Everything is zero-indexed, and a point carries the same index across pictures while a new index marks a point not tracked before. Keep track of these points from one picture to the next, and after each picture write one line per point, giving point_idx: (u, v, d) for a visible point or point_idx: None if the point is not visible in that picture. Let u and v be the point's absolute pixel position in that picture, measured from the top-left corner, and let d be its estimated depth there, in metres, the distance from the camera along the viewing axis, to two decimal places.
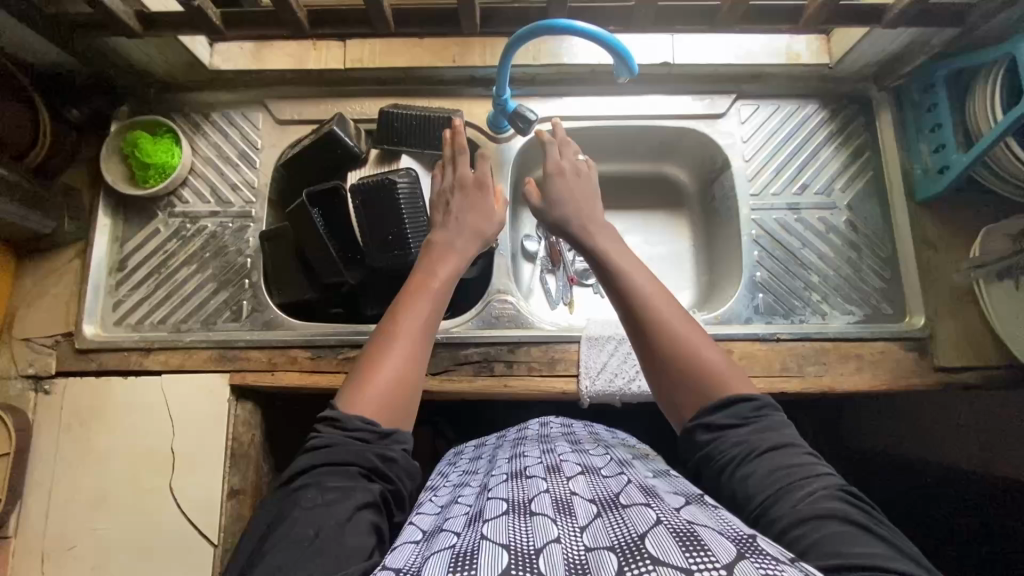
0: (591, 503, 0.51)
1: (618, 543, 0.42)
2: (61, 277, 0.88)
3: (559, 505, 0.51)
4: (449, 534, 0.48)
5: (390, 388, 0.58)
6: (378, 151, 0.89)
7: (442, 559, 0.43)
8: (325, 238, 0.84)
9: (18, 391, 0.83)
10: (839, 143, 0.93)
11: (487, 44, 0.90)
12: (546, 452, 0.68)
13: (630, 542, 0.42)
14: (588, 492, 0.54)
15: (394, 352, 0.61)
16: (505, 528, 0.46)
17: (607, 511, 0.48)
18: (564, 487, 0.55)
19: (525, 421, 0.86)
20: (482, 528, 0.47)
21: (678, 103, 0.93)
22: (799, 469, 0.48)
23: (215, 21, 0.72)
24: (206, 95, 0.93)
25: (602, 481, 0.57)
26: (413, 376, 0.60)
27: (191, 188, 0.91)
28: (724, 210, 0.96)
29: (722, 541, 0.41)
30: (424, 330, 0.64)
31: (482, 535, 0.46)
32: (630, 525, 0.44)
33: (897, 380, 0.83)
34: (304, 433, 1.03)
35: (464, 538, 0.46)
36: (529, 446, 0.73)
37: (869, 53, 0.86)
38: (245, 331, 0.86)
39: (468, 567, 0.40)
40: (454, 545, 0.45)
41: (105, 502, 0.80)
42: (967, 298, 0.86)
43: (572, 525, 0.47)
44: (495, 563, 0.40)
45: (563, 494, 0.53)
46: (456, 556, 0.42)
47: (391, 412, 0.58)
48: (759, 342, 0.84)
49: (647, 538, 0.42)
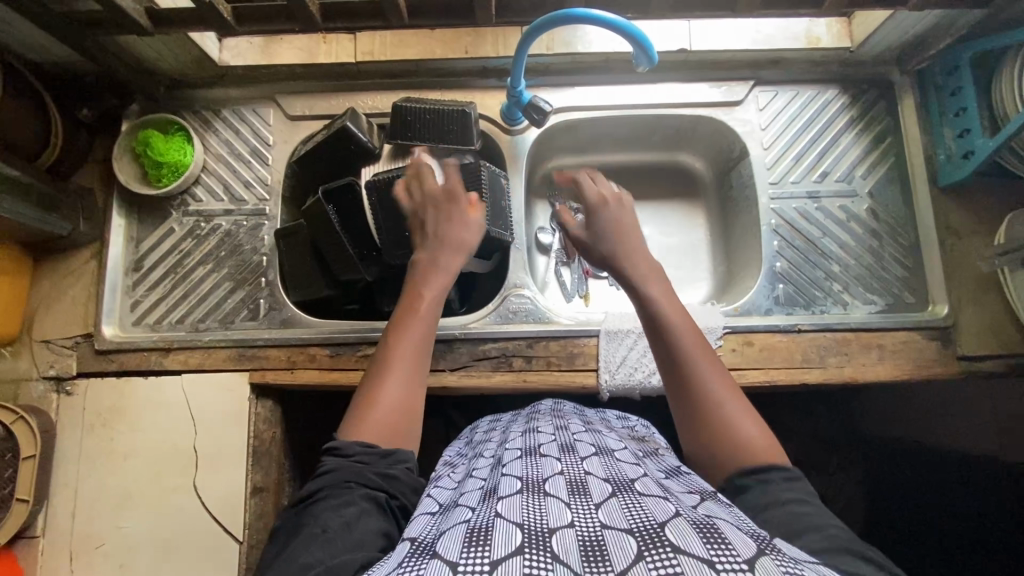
0: (606, 484, 0.51)
1: (636, 527, 0.42)
2: (78, 279, 0.88)
3: (574, 485, 0.51)
4: (466, 509, 0.50)
5: (392, 415, 0.58)
6: (392, 146, 0.87)
7: (456, 534, 0.43)
8: (341, 235, 0.84)
9: (41, 393, 0.83)
10: (861, 129, 0.91)
11: (500, 36, 0.89)
12: (560, 430, 0.68)
13: (650, 526, 0.42)
14: (602, 473, 0.54)
15: (390, 380, 0.60)
16: (519, 507, 0.46)
17: (622, 493, 0.49)
18: (579, 469, 0.55)
19: (535, 401, 0.81)
20: (496, 505, 0.47)
21: (696, 91, 0.91)
22: (813, 518, 0.48)
23: (226, 16, 0.70)
24: (216, 92, 0.92)
25: (616, 464, 0.57)
26: (411, 403, 0.60)
27: (204, 186, 0.91)
28: (743, 199, 0.95)
29: (740, 534, 0.41)
30: (420, 355, 0.63)
31: (496, 511, 0.46)
32: (648, 512, 0.44)
33: (918, 369, 0.82)
34: (322, 426, 1.04)
35: (479, 513, 0.47)
36: (542, 421, 0.73)
37: (891, 36, 0.84)
38: (263, 330, 0.86)
39: (483, 543, 0.40)
40: (469, 520, 0.46)
41: (132, 500, 0.81)
42: (991, 286, 0.84)
43: (586, 504, 0.47)
44: (509, 540, 0.41)
45: (577, 475, 0.53)
46: (470, 532, 0.43)
47: (390, 435, 0.57)
48: (780, 334, 0.84)
49: (667, 526, 0.41)
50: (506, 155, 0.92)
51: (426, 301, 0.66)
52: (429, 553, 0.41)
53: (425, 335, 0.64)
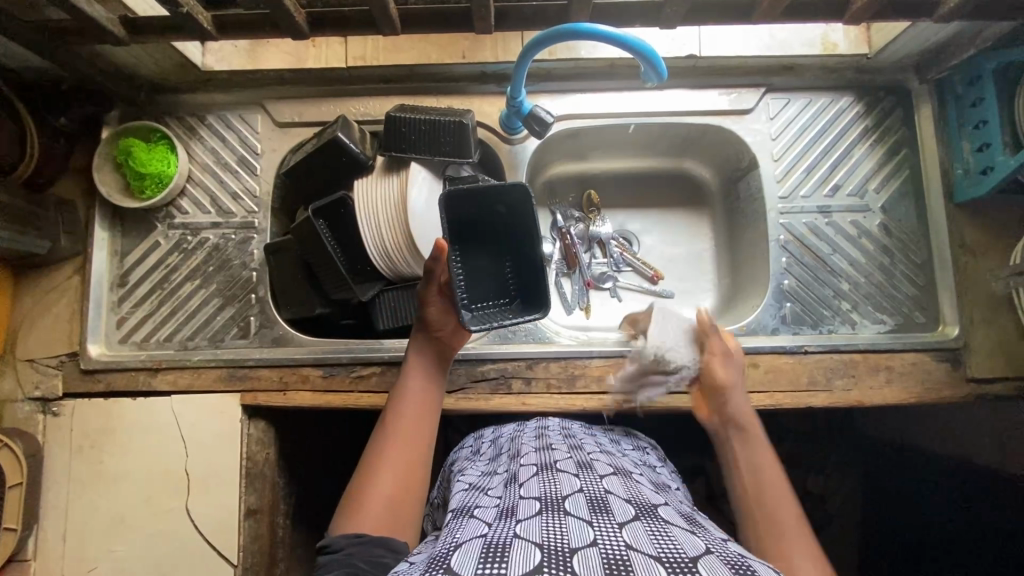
0: (629, 506, 0.49)
1: (665, 556, 0.40)
2: (61, 295, 0.85)
3: (595, 503, 0.49)
4: (480, 524, 0.47)
5: (383, 506, 0.58)
6: (385, 157, 0.81)
7: (472, 549, 0.41)
8: (333, 254, 0.81)
9: (27, 414, 0.81)
10: (874, 140, 0.87)
11: (499, 40, 0.85)
12: (575, 449, 0.65)
13: (681, 559, 0.39)
14: (623, 493, 0.52)
15: (382, 475, 0.61)
16: (538, 527, 0.44)
17: (647, 518, 0.47)
18: (598, 486, 0.53)
19: (546, 420, 0.76)
20: (515, 524, 0.45)
21: (704, 98, 0.87)
22: None
23: (207, 26, 0.66)
24: (200, 97, 0.88)
25: (636, 486, 0.55)
26: (403, 490, 0.60)
27: (189, 197, 0.87)
28: (751, 211, 0.92)
29: None
30: (417, 446, 0.64)
31: (514, 531, 0.44)
32: (677, 543, 0.42)
33: (928, 392, 0.80)
34: (318, 437, 1.02)
35: (496, 530, 0.45)
36: (555, 438, 0.69)
37: (910, 44, 0.80)
38: (254, 349, 0.84)
39: (500, 560, 0.38)
40: (485, 535, 0.44)
41: (122, 525, 0.79)
42: (1004, 306, 0.82)
43: (609, 523, 0.45)
44: (527, 558, 0.39)
45: (598, 493, 0.51)
46: (487, 549, 0.40)
47: (384, 523, 0.57)
48: (786, 355, 0.82)
49: (699, 562, 0.39)
50: (505, 165, 0.88)
51: (416, 390, 0.69)
52: (442, 566, 0.39)
53: (416, 416, 0.67)
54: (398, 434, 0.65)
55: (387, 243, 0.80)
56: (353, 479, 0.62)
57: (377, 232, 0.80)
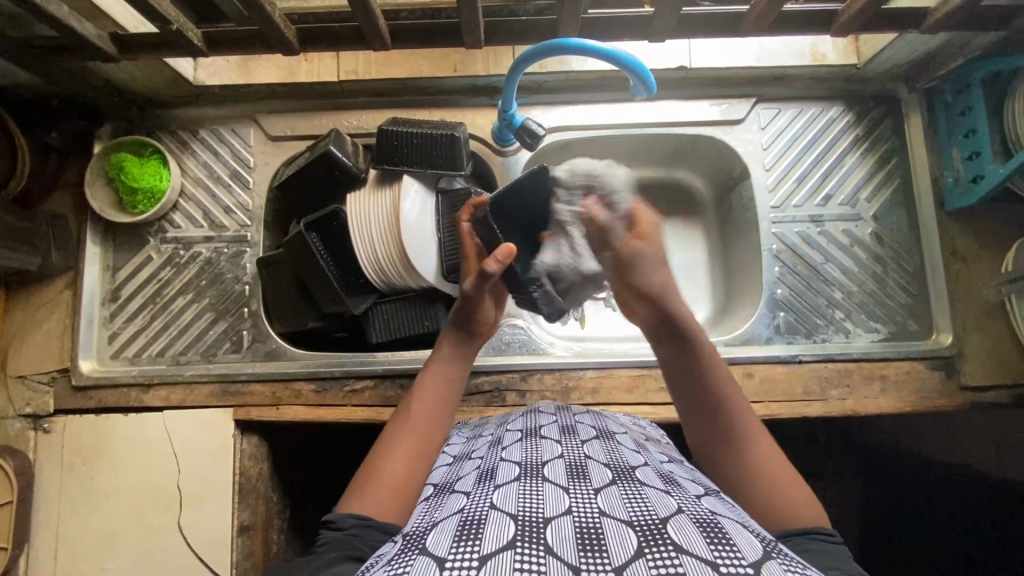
0: (607, 470, 0.49)
1: (636, 520, 0.40)
2: (52, 310, 0.84)
3: (573, 469, 0.48)
4: (460, 495, 0.47)
5: (393, 490, 0.55)
6: (378, 171, 0.82)
7: (448, 527, 0.41)
8: (325, 267, 0.80)
9: (18, 430, 0.80)
10: (865, 149, 0.88)
11: (491, 53, 0.85)
12: (562, 411, 0.65)
13: (652, 522, 0.40)
14: (603, 457, 0.52)
15: (397, 458, 0.58)
16: (515, 495, 0.44)
17: (623, 481, 0.46)
18: (578, 452, 0.52)
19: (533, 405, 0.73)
20: (493, 493, 0.45)
21: (696, 109, 0.87)
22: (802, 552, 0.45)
23: (197, 42, 0.66)
24: (192, 111, 0.88)
25: (618, 449, 0.55)
26: (415, 478, 0.57)
27: (182, 212, 0.87)
28: (743, 219, 0.92)
29: (747, 537, 0.40)
30: (432, 438, 0.62)
31: (491, 501, 0.44)
32: (650, 505, 0.42)
33: (921, 401, 0.80)
34: (312, 451, 1.01)
35: (473, 500, 0.45)
36: (545, 403, 0.69)
37: (899, 55, 0.81)
38: (247, 363, 0.84)
39: (474, 537, 0.38)
40: (463, 508, 0.44)
41: (113, 542, 0.78)
42: (997, 313, 0.82)
43: (586, 490, 0.44)
44: (501, 532, 0.39)
45: (577, 459, 0.51)
46: (462, 524, 0.40)
47: (393, 507, 0.54)
48: (780, 365, 0.81)
49: (669, 523, 0.39)
50: (498, 177, 0.88)
51: (441, 382, 0.67)
52: (417, 548, 0.39)
53: (435, 404, 0.65)
54: (419, 423, 0.62)
55: (382, 255, 0.80)
56: (365, 459, 0.59)
57: (374, 246, 0.80)
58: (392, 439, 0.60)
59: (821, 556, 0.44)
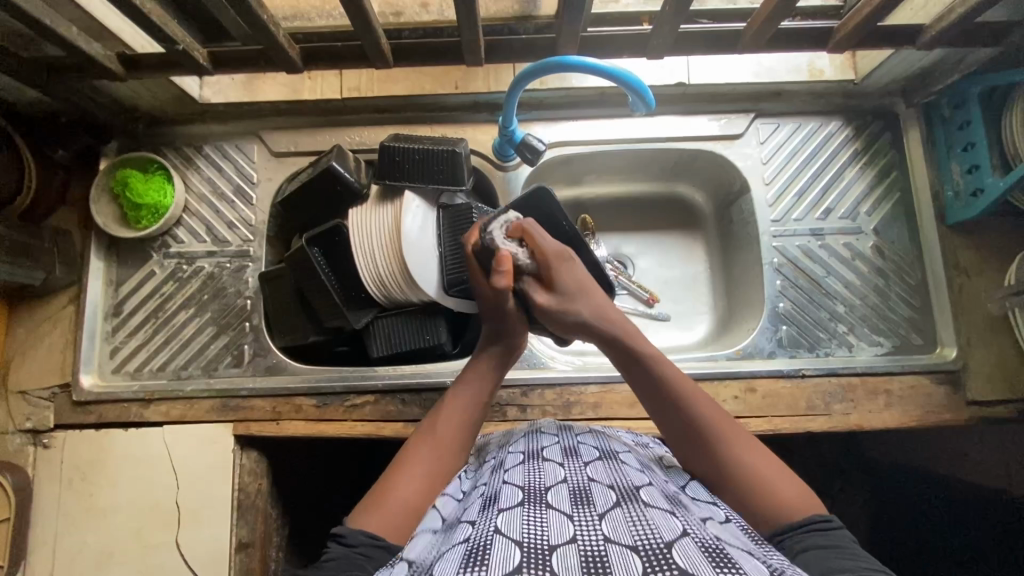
0: (611, 492, 0.48)
1: (641, 545, 0.40)
2: (55, 325, 0.85)
3: (577, 494, 0.48)
4: (465, 525, 0.47)
5: (407, 512, 0.54)
6: (379, 186, 0.82)
7: (453, 558, 0.41)
8: (326, 282, 0.80)
9: (17, 446, 0.80)
10: (864, 163, 0.88)
11: (492, 70, 0.86)
12: (564, 430, 0.64)
13: (658, 547, 0.40)
14: (607, 479, 0.51)
15: (417, 479, 0.57)
16: (519, 520, 0.43)
17: (627, 503, 0.46)
18: (582, 475, 0.52)
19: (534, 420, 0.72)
20: (496, 518, 0.44)
21: (695, 124, 0.88)
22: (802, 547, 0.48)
23: (203, 61, 0.68)
24: (197, 128, 0.89)
25: (622, 470, 0.54)
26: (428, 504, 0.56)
27: (185, 227, 0.88)
28: (744, 233, 0.92)
29: (752, 562, 0.40)
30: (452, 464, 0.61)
31: (495, 526, 0.43)
32: (655, 528, 0.42)
33: (927, 416, 0.79)
34: (313, 467, 1.00)
35: (479, 529, 0.44)
36: (546, 421, 0.68)
37: (895, 70, 0.82)
38: (247, 378, 0.84)
39: (480, 565, 0.38)
40: (469, 538, 0.44)
41: (110, 559, 0.77)
42: (1001, 326, 0.81)
43: (590, 514, 0.44)
44: (506, 560, 0.38)
45: (581, 482, 0.50)
46: (468, 553, 0.41)
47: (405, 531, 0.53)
48: (783, 379, 0.81)
49: (674, 547, 0.39)
50: (499, 191, 0.88)
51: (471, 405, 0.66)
52: None
53: (460, 429, 0.63)
54: (443, 446, 0.61)
55: (383, 270, 0.79)
56: (384, 471, 0.58)
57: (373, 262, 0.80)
58: (414, 455, 0.59)
59: (819, 553, 0.47)
